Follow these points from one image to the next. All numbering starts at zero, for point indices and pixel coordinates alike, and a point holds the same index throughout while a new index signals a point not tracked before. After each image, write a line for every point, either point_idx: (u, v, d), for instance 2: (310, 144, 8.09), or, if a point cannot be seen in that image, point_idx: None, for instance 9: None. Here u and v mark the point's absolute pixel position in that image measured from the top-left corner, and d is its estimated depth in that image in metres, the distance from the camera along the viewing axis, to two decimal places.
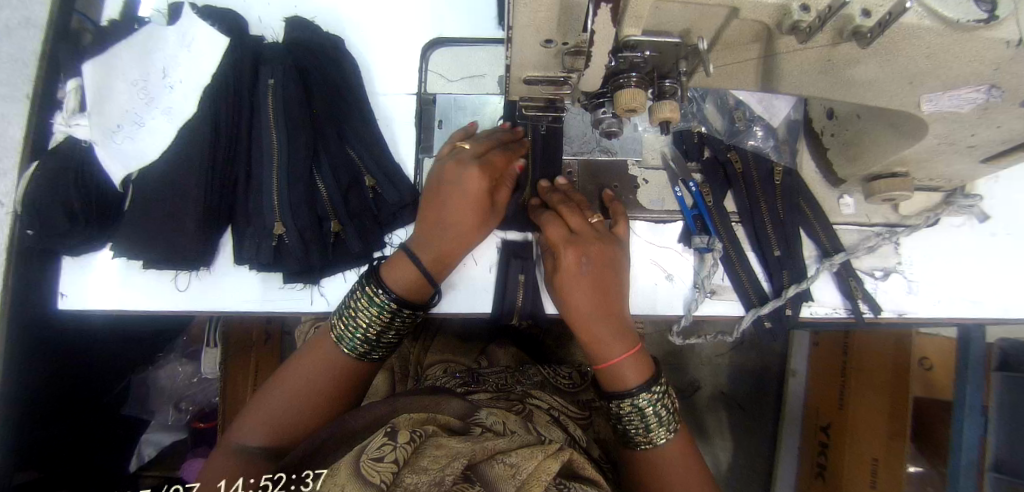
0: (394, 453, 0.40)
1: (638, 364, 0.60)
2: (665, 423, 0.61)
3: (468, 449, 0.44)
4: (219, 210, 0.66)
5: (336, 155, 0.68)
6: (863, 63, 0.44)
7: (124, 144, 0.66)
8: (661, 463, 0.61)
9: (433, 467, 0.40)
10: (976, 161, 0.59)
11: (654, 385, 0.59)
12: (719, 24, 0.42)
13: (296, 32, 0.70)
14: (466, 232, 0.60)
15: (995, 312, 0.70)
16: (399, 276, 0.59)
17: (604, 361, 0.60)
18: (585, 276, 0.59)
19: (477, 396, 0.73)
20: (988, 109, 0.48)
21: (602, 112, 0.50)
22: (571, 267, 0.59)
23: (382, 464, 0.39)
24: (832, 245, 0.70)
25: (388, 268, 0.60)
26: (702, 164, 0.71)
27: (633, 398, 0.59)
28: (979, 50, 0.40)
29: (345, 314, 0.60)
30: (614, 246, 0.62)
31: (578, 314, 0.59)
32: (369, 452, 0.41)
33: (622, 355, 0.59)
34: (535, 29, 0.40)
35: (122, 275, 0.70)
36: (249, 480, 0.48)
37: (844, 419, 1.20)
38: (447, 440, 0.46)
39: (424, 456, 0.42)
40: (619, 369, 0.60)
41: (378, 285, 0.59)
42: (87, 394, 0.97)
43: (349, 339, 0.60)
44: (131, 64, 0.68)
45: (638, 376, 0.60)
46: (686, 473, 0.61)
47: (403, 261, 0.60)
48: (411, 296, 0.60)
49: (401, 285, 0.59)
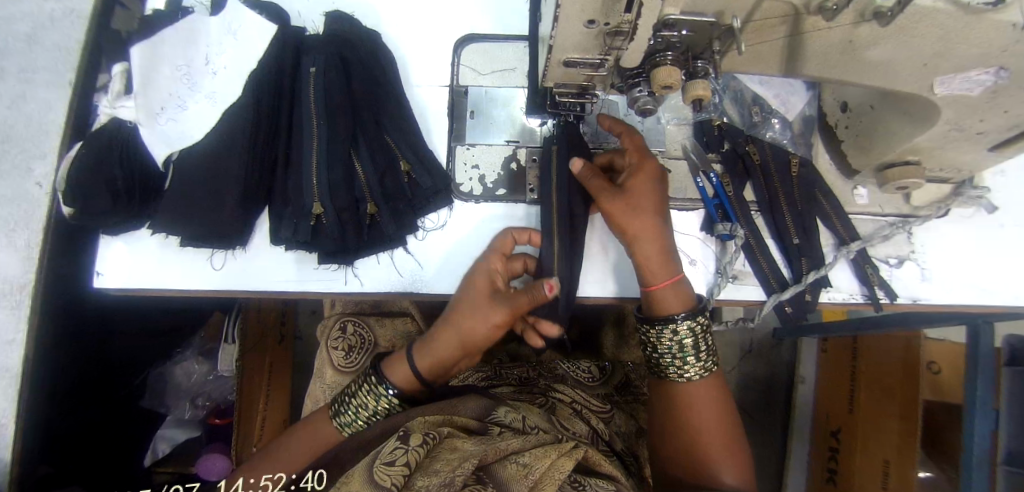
0: (405, 458, 0.47)
1: (679, 292, 0.63)
2: (697, 357, 0.64)
3: (481, 451, 0.50)
4: (256, 194, 0.68)
5: (375, 140, 0.70)
6: (881, 45, 0.48)
7: (168, 125, 0.69)
8: (691, 398, 0.64)
9: (445, 469, 0.46)
10: (985, 149, 0.62)
11: (698, 313, 0.62)
12: (753, 4, 0.45)
13: (335, 24, 0.72)
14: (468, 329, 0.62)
15: (1005, 300, 0.72)
16: (399, 370, 0.65)
17: (652, 284, 0.63)
18: (646, 195, 0.61)
19: (501, 390, 0.79)
20: (997, 93, 0.51)
21: (638, 91, 0.53)
22: (648, 176, 0.61)
23: (394, 468, 0.46)
24: (848, 232, 0.72)
25: (393, 363, 0.66)
26: (721, 155, 0.74)
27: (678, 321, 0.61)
28: (991, 31, 0.43)
29: (349, 399, 0.66)
30: (657, 174, 0.62)
31: (641, 230, 0.60)
32: (381, 456, 0.48)
33: (667, 281, 0.62)
34: (581, 7, 0.44)
35: (160, 253, 0.71)
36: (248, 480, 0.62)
37: (856, 423, 1.20)
38: (461, 443, 0.53)
39: (437, 460, 0.49)
40: (666, 295, 0.62)
41: (379, 378, 0.65)
42: (115, 374, 0.99)
43: (350, 417, 0.66)
44: (177, 50, 0.71)
45: (680, 305, 0.63)
46: (711, 408, 0.64)
47: (401, 357, 0.66)
48: (407, 387, 0.65)
49: (398, 377, 0.65)
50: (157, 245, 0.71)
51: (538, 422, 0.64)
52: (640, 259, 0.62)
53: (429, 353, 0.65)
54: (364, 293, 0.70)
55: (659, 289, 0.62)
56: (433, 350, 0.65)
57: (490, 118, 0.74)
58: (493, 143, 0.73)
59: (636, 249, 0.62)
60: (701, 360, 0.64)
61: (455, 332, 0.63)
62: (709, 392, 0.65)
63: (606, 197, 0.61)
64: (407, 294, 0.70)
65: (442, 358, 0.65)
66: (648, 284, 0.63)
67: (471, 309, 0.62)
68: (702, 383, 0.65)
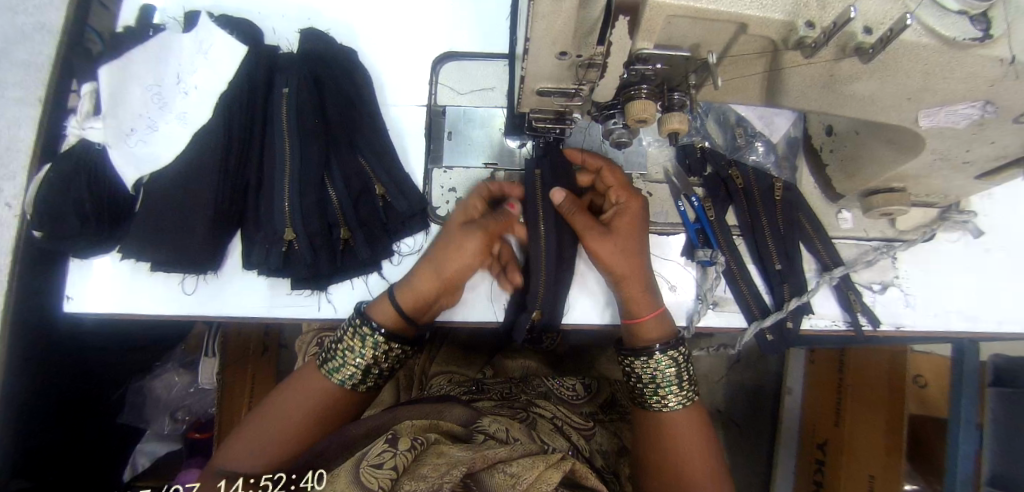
0: (394, 460, 0.45)
1: (662, 323, 0.64)
2: (679, 388, 0.63)
3: (469, 458, 0.48)
4: (228, 215, 0.67)
5: (349, 163, 0.68)
6: (863, 80, 0.46)
7: (137, 147, 0.67)
8: (673, 428, 0.63)
9: (432, 475, 0.44)
10: (971, 177, 0.61)
11: (676, 346, 0.63)
12: (729, 38, 0.43)
13: (309, 43, 0.70)
14: (458, 255, 0.59)
15: (990, 325, 0.71)
16: (382, 308, 0.61)
17: (636, 317, 0.64)
18: (631, 235, 0.62)
19: (482, 403, 0.76)
20: (982, 125, 0.50)
21: (612, 123, 0.52)
22: (631, 214, 0.63)
23: (382, 471, 0.44)
24: (831, 257, 0.71)
25: (374, 304, 0.62)
26: (703, 179, 0.73)
27: (652, 355, 0.62)
28: (974, 66, 0.42)
29: (337, 348, 0.60)
30: (641, 213, 0.63)
31: (626, 272, 0.62)
32: (369, 458, 0.45)
33: (651, 313, 0.64)
34: (551, 41, 0.42)
35: (129, 279, 0.69)
36: (249, 480, 0.53)
37: (841, 435, 1.19)
38: (448, 448, 0.51)
39: (425, 465, 0.47)
40: (649, 327, 0.63)
41: (364, 319, 0.60)
42: (94, 389, 0.97)
43: (342, 370, 0.60)
44: (146, 69, 0.68)
45: (661, 336, 0.63)
46: (694, 436, 0.63)
47: (384, 297, 0.62)
48: (394, 328, 0.61)
49: (382, 318, 0.60)
50: (128, 270, 0.70)
51: (521, 435, 0.63)
52: (625, 296, 0.63)
53: (413, 288, 0.61)
54: (338, 319, 0.69)
55: (644, 321, 0.64)
56: (414, 285, 0.61)
57: (468, 140, 0.73)
58: (470, 166, 0.72)
59: (622, 284, 0.63)
60: (681, 388, 0.63)
61: (441, 255, 0.60)
62: (689, 422, 0.63)
63: (592, 236, 0.61)
64: None
65: (423, 293, 0.60)
66: (632, 316, 0.64)
67: (450, 239, 0.60)
68: (683, 414, 0.63)
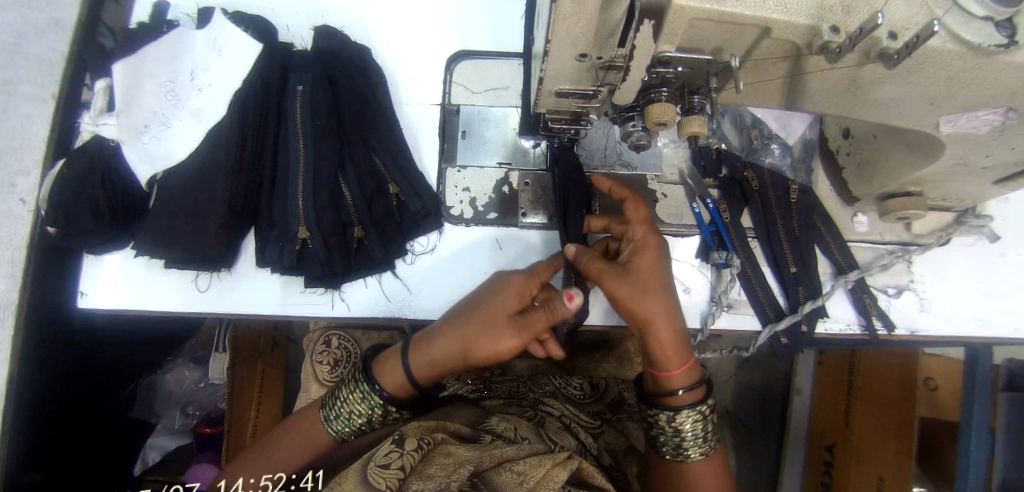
0: (401, 461, 0.47)
1: (692, 379, 0.60)
2: (699, 442, 0.60)
3: (476, 457, 0.50)
4: (242, 213, 0.67)
5: (363, 162, 0.68)
6: (885, 84, 0.46)
7: (152, 144, 0.67)
8: (691, 478, 0.61)
9: (439, 474, 0.46)
10: (990, 182, 0.60)
11: (701, 405, 0.59)
12: (751, 42, 0.43)
13: (324, 41, 0.70)
14: (492, 344, 0.57)
15: (1006, 331, 0.71)
16: (395, 378, 0.60)
17: (661, 371, 0.60)
18: (652, 275, 0.57)
19: (490, 402, 0.76)
20: (1004, 131, 0.49)
21: (631, 126, 0.51)
22: (653, 258, 0.58)
23: (389, 471, 0.46)
24: (846, 261, 0.70)
25: (383, 364, 0.61)
26: (719, 180, 0.72)
27: (673, 412, 0.59)
28: (999, 72, 0.42)
29: (341, 398, 0.61)
30: (660, 250, 0.59)
31: (652, 321, 0.57)
32: (376, 459, 0.47)
33: (679, 368, 0.59)
34: (571, 43, 0.42)
35: (144, 276, 0.70)
36: (249, 479, 0.60)
37: (848, 437, 1.18)
38: (455, 448, 0.52)
39: (432, 464, 0.48)
40: (672, 379, 0.60)
41: (369, 384, 0.59)
42: (107, 384, 0.97)
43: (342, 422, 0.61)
44: (161, 66, 0.68)
45: (689, 395, 0.60)
46: (714, 487, 0.60)
47: (397, 361, 0.61)
48: (403, 395, 0.61)
49: (390, 383, 0.60)
50: (141, 268, 0.70)
51: (528, 433, 0.63)
52: (651, 348, 0.59)
53: (429, 362, 0.60)
54: (352, 317, 0.69)
55: (673, 375, 0.59)
56: (433, 356, 0.60)
57: (482, 139, 0.72)
58: (484, 165, 0.72)
59: (650, 332, 0.57)
60: (703, 441, 0.60)
61: (468, 339, 0.58)
62: (712, 472, 0.61)
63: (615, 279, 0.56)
64: (394, 318, 0.69)
65: (438, 361, 0.60)
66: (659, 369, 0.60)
67: (488, 330, 0.57)
68: (704, 466, 0.61)
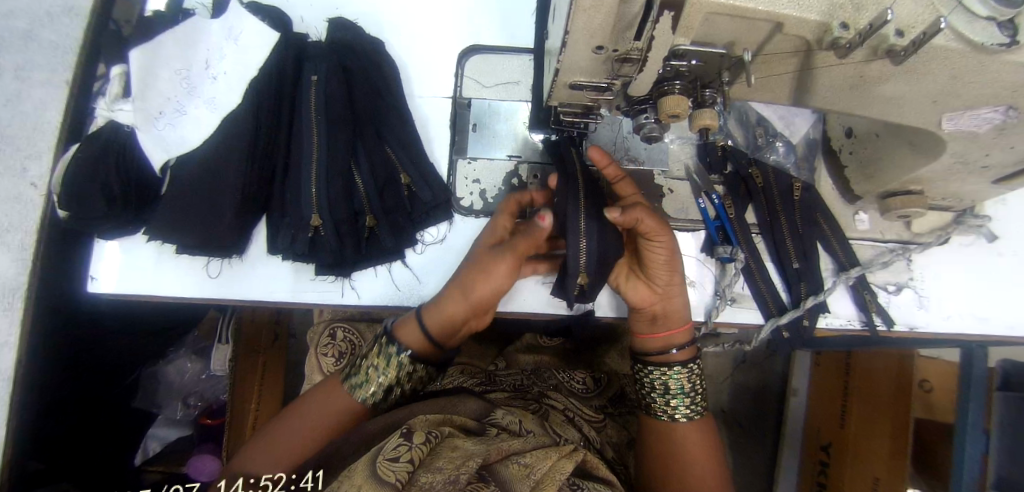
0: (409, 454, 0.47)
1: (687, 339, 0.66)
2: (688, 401, 0.65)
3: (483, 450, 0.50)
4: (254, 200, 0.67)
5: (375, 153, 0.69)
6: (891, 81, 0.47)
7: (166, 130, 0.67)
8: (678, 439, 0.65)
9: (448, 467, 0.46)
10: (989, 182, 0.62)
11: (693, 363, 0.65)
12: (764, 36, 0.45)
13: (338, 32, 0.71)
14: (486, 273, 0.58)
15: (1002, 329, 0.72)
16: (412, 335, 0.60)
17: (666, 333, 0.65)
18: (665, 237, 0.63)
19: (495, 395, 0.77)
20: (1004, 130, 0.51)
21: (643, 118, 0.52)
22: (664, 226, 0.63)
23: (398, 464, 0.45)
24: (848, 258, 0.72)
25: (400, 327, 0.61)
26: (724, 177, 0.74)
27: (670, 367, 0.64)
28: (1001, 72, 0.43)
29: (361, 364, 0.61)
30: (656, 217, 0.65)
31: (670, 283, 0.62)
32: (385, 452, 0.47)
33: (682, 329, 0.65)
34: (589, 34, 0.42)
35: (154, 261, 0.70)
36: (250, 479, 0.56)
37: (845, 436, 1.20)
38: (463, 442, 0.52)
39: (440, 457, 0.48)
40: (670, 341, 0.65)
41: (389, 341, 0.60)
42: (105, 368, 0.97)
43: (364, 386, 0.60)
44: (176, 53, 0.69)
45: (684, 354, 0.65)
46: (699, 448, 0.65)
47: (410, 320, 0.62)
48: (425, 354, 0.60)
49: (411, 341, 0.60)
50: (152, 254, 0.70)
51: (533, 426, 0.64)
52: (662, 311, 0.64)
53: (441, 315, 0.59)
54: (361, 306, 0.70)
55: (676, 336, 0.65)
56: (440, 308, 0.60)
57: (493, 132, 0.73)
58: (494, 158, 0.73)
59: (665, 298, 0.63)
60: (692, 402, 0.66)
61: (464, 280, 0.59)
62: (697, 436, 0.66)
63: (667, 237, 0.59)
64: (403, 307, 0.70)
65: (455, 319, 0.60)
66: (659, 334, 0.65)
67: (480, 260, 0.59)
68: (690, 427, 0.65)
